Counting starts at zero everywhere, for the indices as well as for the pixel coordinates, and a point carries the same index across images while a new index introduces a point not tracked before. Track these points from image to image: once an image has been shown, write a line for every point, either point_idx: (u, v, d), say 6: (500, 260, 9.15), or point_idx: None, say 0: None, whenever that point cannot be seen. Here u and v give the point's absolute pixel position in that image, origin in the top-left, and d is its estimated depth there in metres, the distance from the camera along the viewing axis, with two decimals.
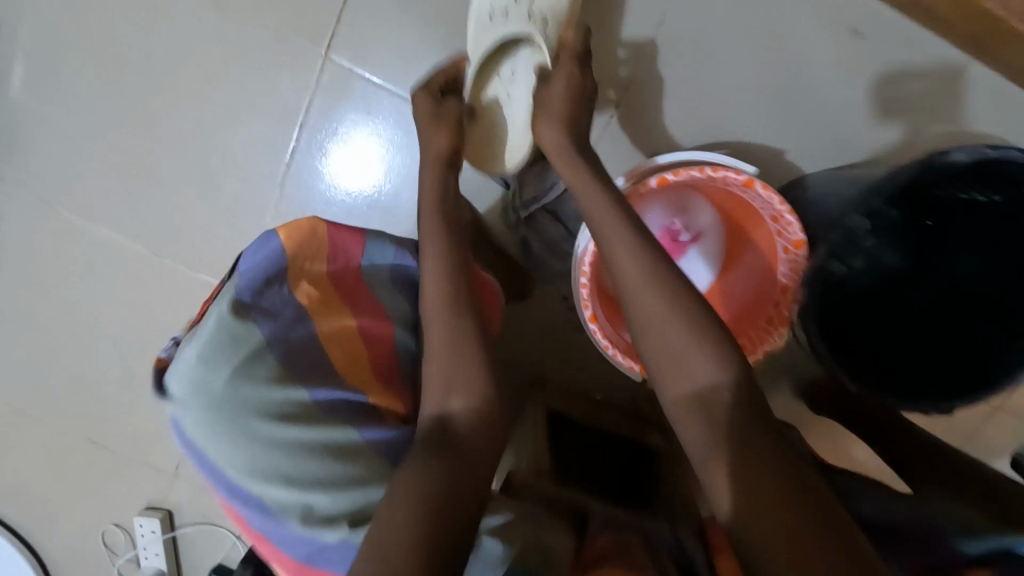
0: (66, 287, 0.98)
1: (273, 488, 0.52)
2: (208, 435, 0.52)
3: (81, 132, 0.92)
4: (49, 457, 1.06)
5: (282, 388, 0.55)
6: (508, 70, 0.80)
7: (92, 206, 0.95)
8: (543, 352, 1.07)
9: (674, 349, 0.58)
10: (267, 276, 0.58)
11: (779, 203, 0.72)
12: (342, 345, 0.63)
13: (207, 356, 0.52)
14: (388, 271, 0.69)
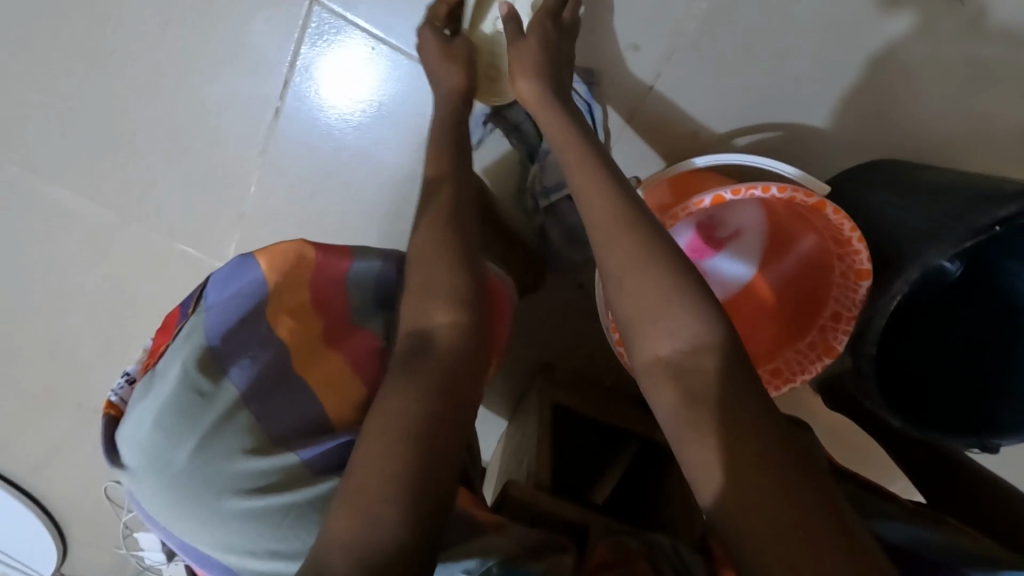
0: (29, 252, 0.90)
1: (252, 562, 0.43)
2: (174, 509, 0.44)
3: (28, 78, 0.81)
4: (34, 422, 1.03)
5: (261, 453, 0.46)
6: None
7: (51, 164, 0.86)
8: (554, 338, 0.95)
9: (650, 304, 0.50)
10: (231, 312, 0.49)
11: (851, 232, 0.56)
12: (321, 374, 0.52)
13: (165, 419, 0.45)
14: (376, 290, 0.57)
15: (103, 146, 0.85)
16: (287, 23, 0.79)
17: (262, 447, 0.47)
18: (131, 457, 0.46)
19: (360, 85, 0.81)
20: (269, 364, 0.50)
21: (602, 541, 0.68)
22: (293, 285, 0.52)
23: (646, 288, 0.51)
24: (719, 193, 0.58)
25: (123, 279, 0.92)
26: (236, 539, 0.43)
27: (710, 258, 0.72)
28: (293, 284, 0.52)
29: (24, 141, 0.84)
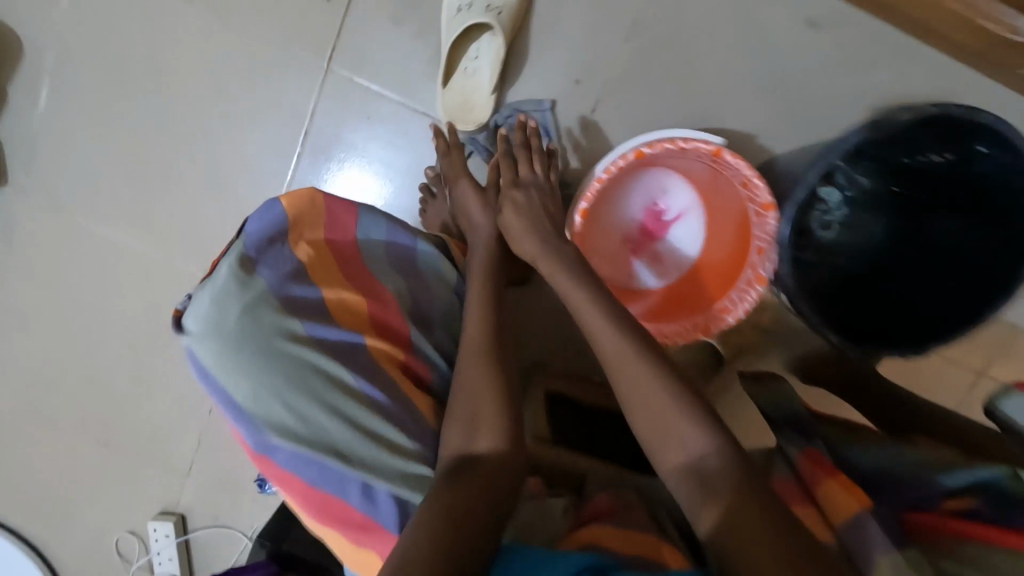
0: (85, 288, 1.07)
1: (281, 414, 0.55)
2: (223, 368, 0.54)
3: (98, 145, 1.02)
4: (67, 455, 1.13)
5: (289, 330, 0.57)
6: (473, 53, 0.90)
7: (107, 212, 1.04)
8: (542, 333, 1.06)
9: (659, 422, 0.59)
10: (267, 233, 0.60)
11: (747, 167, 0.71)
12: (336, 299, 0.62)
13: (219, 297, 0.55)
14: (382, 244, 0.69)
15: (150, 195, 1.03)
16: (307, 87, 0.98)
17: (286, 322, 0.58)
18: (188, 321, 0.56)
19: (363, 128, 0.99)
20: (296, 281, 0.60)
21: (600, 491, 0.74)
22: (310, 223, 0.63)
23: (627, 351, 0.62)
24: (641, 151, 0.75)
25: (161, 312, 1.07)
26: (273, 396, 0.55)
27: (660, 235, 0.89)
28: (312, 225, 0.63)
29: (89, 195, 1.03)
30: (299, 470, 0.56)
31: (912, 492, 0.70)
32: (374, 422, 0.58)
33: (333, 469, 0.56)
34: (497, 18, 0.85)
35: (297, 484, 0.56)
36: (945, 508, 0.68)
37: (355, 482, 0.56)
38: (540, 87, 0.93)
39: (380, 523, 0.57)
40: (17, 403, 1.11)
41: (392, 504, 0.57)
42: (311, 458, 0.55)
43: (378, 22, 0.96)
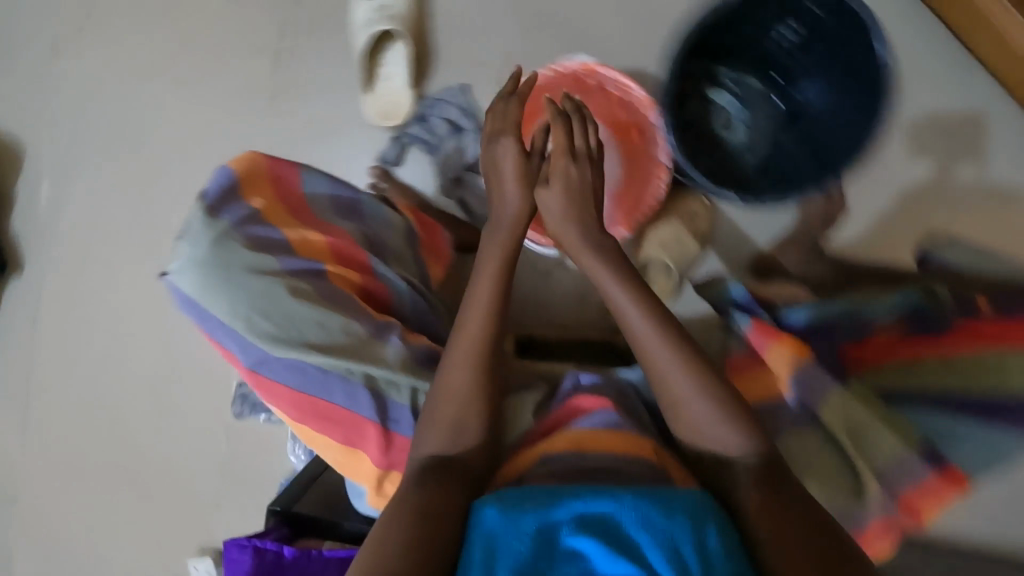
0: (102, 349, 1.18)
1: (261, 326, 0.69)
2: (206, 295, 0.68)
3: (94, 220, 1.17)
4: (107, 513, 1.19)
5: (255, 260, 0.71)
6: (385, 59, 1.05)
7: (109, 276, 1.17)
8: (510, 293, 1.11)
9: (697, 419, 0.70)
10: (223, 192, 0.74)
11: (614, 70, 0.92)
12: (296, 233, 0.77)
13: (193, 241, 0.69)
14: (328, 197, 0.86)
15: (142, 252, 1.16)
16: (257, 123, 1.10)
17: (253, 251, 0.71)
18: (171, 265, 0.69)
19: (309, 143, 1.09)
20: (258, 225, 0.74)
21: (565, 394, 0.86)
22: (260, 184, 0.78)
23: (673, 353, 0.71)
24: (529, 84, 0.92)
25: (171, 353, 1.17)
26: (252, 314, 0.69)
27: None
28: (262, 186, 0.79)
29: (93, 265, 1.17)
30: (285, 376, 0.71)
31: (844, 330, 0.82)
32: (348, 327, 0.74)
33: (312, 366, 0.70)
34: (398, 24, 1.00)
35: (286, 386, 0.71)
36: (874, 334, 0.81)
37: (333, 381, 0.72)
38: (451, 73, 1.07)
39: (361, 418, 0.73)
40: (56, 472, 1.20)
41: (366, 401, 0.73)
42: (294, 361, 0.70)
43: (305, 54, 1.09)
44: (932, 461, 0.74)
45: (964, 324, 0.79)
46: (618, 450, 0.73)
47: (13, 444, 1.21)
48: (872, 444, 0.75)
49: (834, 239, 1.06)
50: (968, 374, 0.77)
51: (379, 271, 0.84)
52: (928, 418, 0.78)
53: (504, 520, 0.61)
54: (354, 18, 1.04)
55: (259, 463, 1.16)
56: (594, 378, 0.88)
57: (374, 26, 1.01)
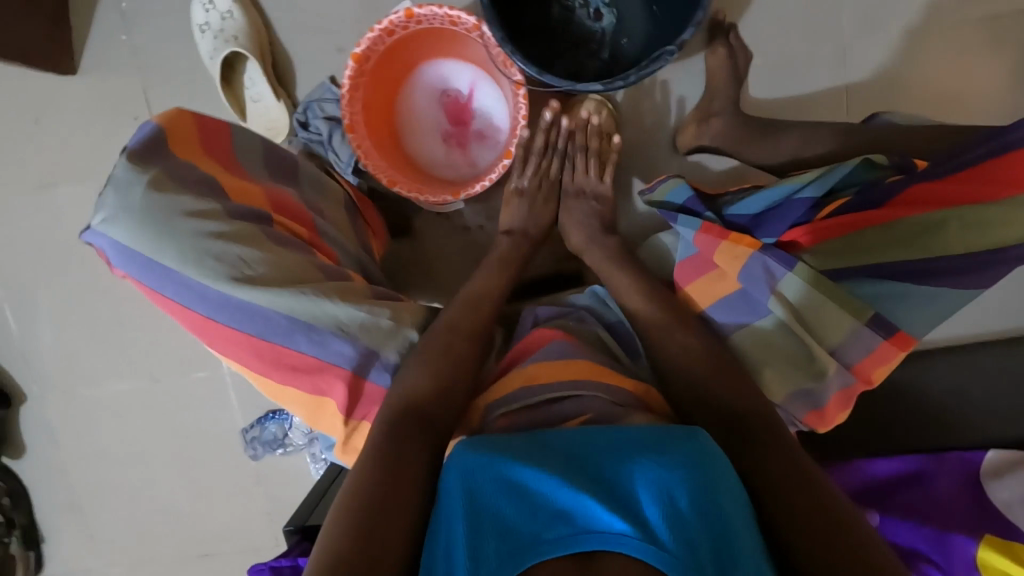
0: (122, 442, 1.26)
1: (216, 279, 0.63)
2: (146, 243, 0.61)
3: (65, 332, 1.22)
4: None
5: (200, 212, 0.64)
6: (246, 79, 1.03)
7: (101, 376, 1.23)
8: (453, 261, 1.11)
9: (678, 356, 0.73)
10: (147, 141, 0.66)
11: (437, 7, 0.84)
12: (236, 187, 0.71)
13: (123, 187, 0.61)
14: (263, 150, 0.80)
15: (119, 343, 1.22)
16: None
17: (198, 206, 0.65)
18: (98, 215, 0.62)
19: None
20: (192, 173, 0.68)
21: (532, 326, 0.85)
22: (187, 137, 0.70)
23: (673, 311, 0.77)
24: (356, 54, 0.87)
25: (181, 425, 1.24)
26: (199, 265, 0.63)
27: (469, 112, 0.98)
28: (189, 137, 0.71)
29: (83, 371, 1.23)
30: (258, 326, 0.66)
31: (786, 216, 0.75)
32: (303, 265, 0.71)
33: (282, 319, 0.67)
34: (239, 45, 0.97)
35: (257, 339, 0.67)
36: (818, 218, 0.74)
37: (298, 330, 0.68)
38: (317, 70, 1.05)
39: (331, 364, 0.71)
40: (131, 561, 1.30)
41: (341, 345, 0.70)
42: (257, 308, 0.66)
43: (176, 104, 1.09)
44: (882, 330, 0.70)
45: (910, 188, 0.67)
46: (573, 378, 0.72)
47: (86, 549, 1.32)
48: (822, 324, 0.70)
49: (752, 97, 1.01)
50: (914, 242, 0.67)
51: (323, 228, 0.80)
52: (871, 291, 0.70)
53: (501, 484, 0.60)
54: (200, 52, 1.03)
55: (292, 493, 1.24)
56: (554, 308, 0.87)
57: (221, 52, 0.99)
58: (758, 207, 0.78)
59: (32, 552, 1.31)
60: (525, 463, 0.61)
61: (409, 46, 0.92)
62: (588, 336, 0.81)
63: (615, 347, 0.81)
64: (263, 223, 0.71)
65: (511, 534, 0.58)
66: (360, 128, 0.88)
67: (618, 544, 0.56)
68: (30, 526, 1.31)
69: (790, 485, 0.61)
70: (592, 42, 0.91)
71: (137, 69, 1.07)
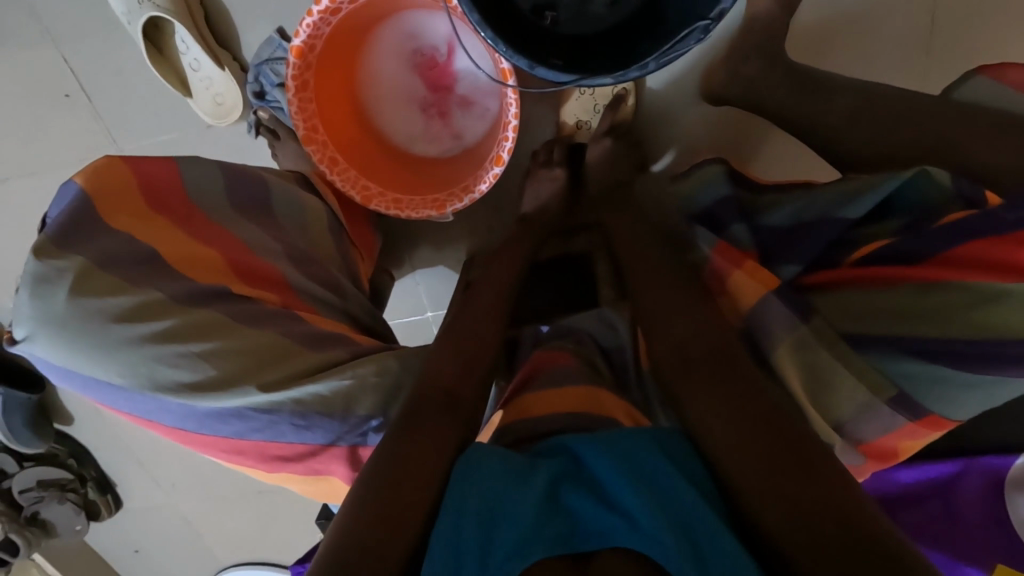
0: None
1: (162, 389, 0.65)
2: (75, 357, 0.63)
3: None
4: (249, 509, 1.50)
5: (133, 322, 0.64)
6: (180, 44, 0.85)
7: None
8: (453, 234, 1.04)
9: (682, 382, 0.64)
10: (61, 222, 0.63)
11: None
12: (188, 256, 0.70)
13: (37, 296, 0.61)
14: (224, 189, 0.77)
15: None
16: None
17: (131, 315, 0.64)
18: (21, 331, 0.63)
19: None
20: (134, 248, 0.66)
21: (537, 347, 0.80)
22: (119, 193, 0.67)
23: (683, 309, 0.69)
24: (295, 45, 0.70)
25: None
26: (140, 376, 0.64)
27: (451, 78, 0.80)
28: (121, 197, 0.68)
29: None
30: (217, 425, 0.69)
31: (810, 241, 0.68)
32: (274, 345, 0.70)
33: (259, 417, 0.69)
34: (157, 8, 0.78)
35: (223, 437, 0.69)
36: (851, 260, 0.65)
37: (281, 421, 0.69)
38: (263, 24, 0.87)
39: (323, 448, 0.72)
40: (198, 497, 1.49)
41: (326, 426, 0.71)
42: (221, 409, 0.68)
43: (107, 76, 0.91)
44: (908, 411, 0.59)
45: (964, 247, 0.56)
46: (551, 412, 0.68)
47: (157, 490, 1.49)
48: (828, 401, 0.61)
49: (794, 28, 0.86)
50: (948, 312, 0.57)
51: (298, 285, 0.78)
52: (901, 366, 0.59)
53: (506, 464, 0.60)
54: (115, 12, 0.83)
55: None
56: (557, 327, 0.83)
57: (139, 16, 0.80)
58: (789, 220, 0.72)
59: (109, 496, 1.49)
60: (507, 458, 0.61)
61: (360, 10, 0.74)
62: (592, 359, 0.76)
63: (606, 373, 0.75)
64: (226, 304, 0.70)
65: (501, 527, 0.55)
66: (320, 135, 0.74)
67: (616, 538, 0.53)
68: (103, 477, 1.47)
69: (807, 473, 0.52)
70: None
71: (47, 38, 0.89)
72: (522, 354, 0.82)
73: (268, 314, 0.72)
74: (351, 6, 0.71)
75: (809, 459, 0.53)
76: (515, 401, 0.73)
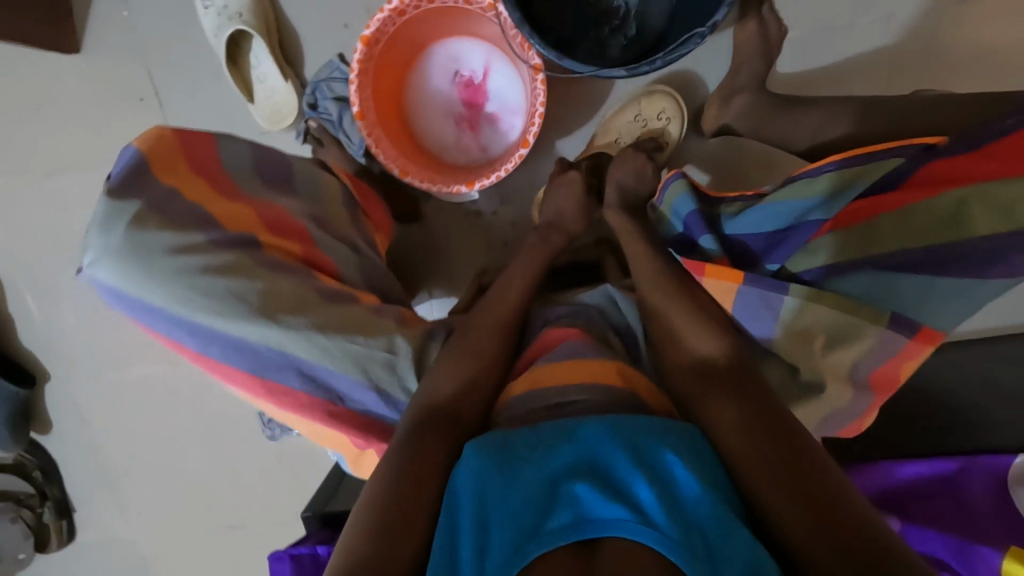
0: (149, 423, 1.30)
1: (195, 313, 0.68)
2: (124, 278, 0.66)
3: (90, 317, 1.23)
4: (213, 552, 1.38)
5: (178, 253, 0.68)
6: (254, 58, 1.00)
7: (120, 359, 1.25)
8: (468, 250, 1.10)
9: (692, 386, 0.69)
10: (129, 170, 0.70)
11: None
12: (225, 211, 0.75)
13: (102, 226, 0.67)
14: (252, 164, 0.82)
15: (135, 328, 1.22)
16: None
17: (180, 246, 0.68)
18: (83, 259, 0.68)
19: None
20: (179, 200, 0.72)
21: (543, 327, 0.84)
22: (173, 157, 0.74)
23: (686, 315, 0.74)
24: (365, 35, 0.83)
25: (206, 410, 1.27)
26: (179, 298, 0.67)
27: (484, 95, 0.93)
28: (173, 161, 0.74)
29: (105, 352, 1.25)
30: (236, 358, 0.70)
31: (793, 243, 0.74)
32: (297, 293, 0.73)
33: (275, 354, 0.71)
34: (244, 22, 0.94)
35: (240, 372, 0.71)
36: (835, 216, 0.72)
37: (294, 363, 0.72)
38: (326, 49, 1.01)
39: (330, 396, 0.75)
40: (163, 530, 1.38)
41: (340, 377, 0.73)
42: (242, 341, 0.70)
43: (182, 86, 1.05)
44: (907, 330, 0.67)
45: (931, 168, 0.65)
46: (575, 382, 0.70)
47: (120, 519, 1.38)
48: (839, 346, 0.69)
49: (778, 73, 0.98)
50: (929, 230, 0.64)
51: (320, 240, 0.82)
52: (897, 287, 0.66)
53: (496, 460, 0.61)
54: (205, 30, 0.99)
55: (312, 472, 1.29)
56: (568, 307, 0.87)
57: (226, 31, 0.95)
58: (772, 227, 0.76)
59: (65, 522, 1.37)
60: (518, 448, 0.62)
61: (418, 24, 0.89)
62: (603, 337, 0.80)
63: (617, 345, 0.80)
64: (252, 250, 0.74)
65: (512, 519, 0.57)
66: (369, 116, 0.85)
67: (618, 532, 0.55)
68: (62, 499, 1.36)
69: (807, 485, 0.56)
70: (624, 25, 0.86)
71: (139, 51, 1.04)
72: (529, 335, 0.84)
73: (291, 270, 0.75)
74: (416, 13, 0.85)
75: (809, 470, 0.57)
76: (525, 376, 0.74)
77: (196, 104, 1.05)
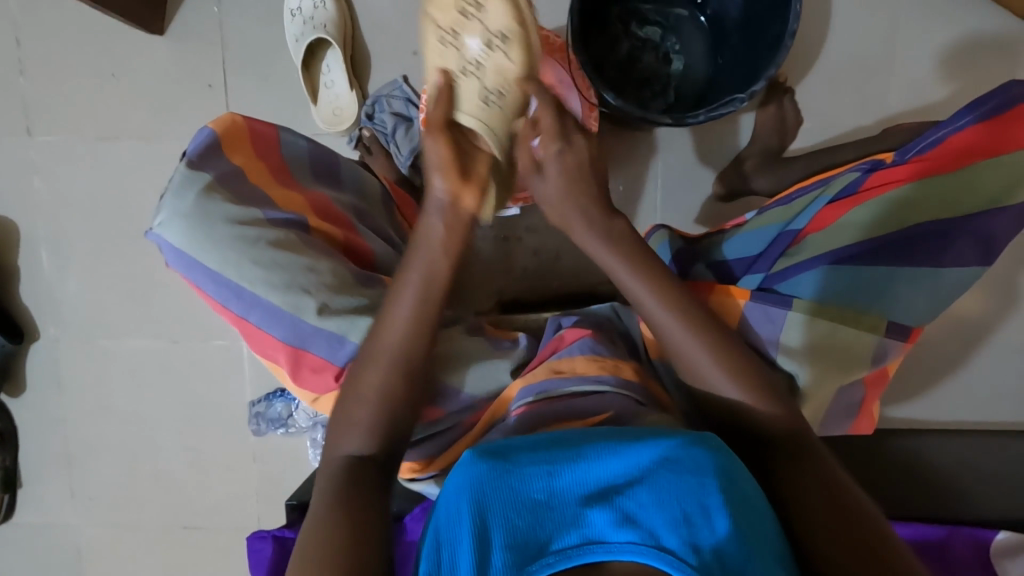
0: (127, 401, 1.26)
1: (247, 279, 0.70)
2: (188, 238, 0.69)
3: (96, 283, 1.22)
4: (160, 552, 1.29)
5: (239, 223, 0.70)
6: (326, 67, 1.10)
7: (117, 329, 1.23)
8: (489, 272, 1.12)
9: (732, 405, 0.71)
10: (205, 145, 0.74)
11: None
12: (282, 196, 0.77)
13: (174, 191, 0.70)
14: (307, 160, 0.86)
15: (142, 300, 1.22)
16: None
17: (242, 218, 0.71)
18: (155, 219, 0.70)
19: None
20: (241, 182, 0.74)
21: (556, 328, 0.87)
22: (242, 142, 0.78)
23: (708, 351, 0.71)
24: None
25: (192, 395, 1.24)
26: (234, 263, 0.69)
27: None
28: (242, 144, 0.78)
29: (102, 320, 1.23)
30: (274, 324, 0.71)
31: (771, 254, 0.81)
32: (339, 271, 0.76)
33: (310, 324, 0.72)
34: (326, 32, 1.04)
35: (274, 340, 0.72)
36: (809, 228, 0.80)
37: (326, 334, 0.72)
38: (393, 69, 1.11)
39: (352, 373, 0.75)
40: (110, 520, 1.29)
41: None
42: (283, 311, 0.71)
43: (252, 80, 1.13)
44: (899, 332, 0.78)
45: (880, 173, 0.78)
46: (601, 371, 0.74)
47: (68, 502, 1.30)
48: (845, 345, 0.76)
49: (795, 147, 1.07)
50: (887, 218, 0.76)
51: (360, 230, 0.85)
52: (889, 281, 0.76)
53: (494, 476, 0.62)
54: (287, 35, 1.09)
55: (288, 476, 1.24)
56: (585, 317, 0.89)
57: (308, 39, 1.05)
58: (749, 250, 0.84)
59: (9, 495, 1.28)
60: (529, 465, 0.63)
61: None
62: (612, 340, 0.84)
63: (622, 344, 0.85)
64: (299, 230, 0.75)
65: (523, 539, 0.57)
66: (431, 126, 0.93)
67: (626, 555, 0.56)
68: (12, 470, 1.29)
69: (833, 516, 0.63)
70: (663, 85, 0.98)
71: (220, 44, 1.12)
72: (541, 339, 0.87)
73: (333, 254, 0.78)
74: None
75: (841, 500, 0.65)
76: (543, 373, 0.75)
77: (262, 97, 1.13)
